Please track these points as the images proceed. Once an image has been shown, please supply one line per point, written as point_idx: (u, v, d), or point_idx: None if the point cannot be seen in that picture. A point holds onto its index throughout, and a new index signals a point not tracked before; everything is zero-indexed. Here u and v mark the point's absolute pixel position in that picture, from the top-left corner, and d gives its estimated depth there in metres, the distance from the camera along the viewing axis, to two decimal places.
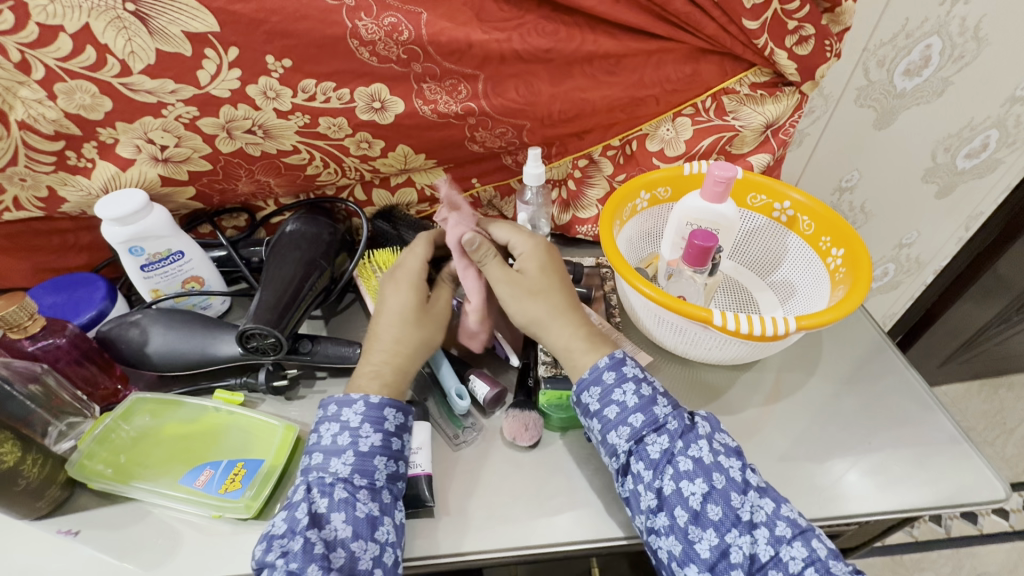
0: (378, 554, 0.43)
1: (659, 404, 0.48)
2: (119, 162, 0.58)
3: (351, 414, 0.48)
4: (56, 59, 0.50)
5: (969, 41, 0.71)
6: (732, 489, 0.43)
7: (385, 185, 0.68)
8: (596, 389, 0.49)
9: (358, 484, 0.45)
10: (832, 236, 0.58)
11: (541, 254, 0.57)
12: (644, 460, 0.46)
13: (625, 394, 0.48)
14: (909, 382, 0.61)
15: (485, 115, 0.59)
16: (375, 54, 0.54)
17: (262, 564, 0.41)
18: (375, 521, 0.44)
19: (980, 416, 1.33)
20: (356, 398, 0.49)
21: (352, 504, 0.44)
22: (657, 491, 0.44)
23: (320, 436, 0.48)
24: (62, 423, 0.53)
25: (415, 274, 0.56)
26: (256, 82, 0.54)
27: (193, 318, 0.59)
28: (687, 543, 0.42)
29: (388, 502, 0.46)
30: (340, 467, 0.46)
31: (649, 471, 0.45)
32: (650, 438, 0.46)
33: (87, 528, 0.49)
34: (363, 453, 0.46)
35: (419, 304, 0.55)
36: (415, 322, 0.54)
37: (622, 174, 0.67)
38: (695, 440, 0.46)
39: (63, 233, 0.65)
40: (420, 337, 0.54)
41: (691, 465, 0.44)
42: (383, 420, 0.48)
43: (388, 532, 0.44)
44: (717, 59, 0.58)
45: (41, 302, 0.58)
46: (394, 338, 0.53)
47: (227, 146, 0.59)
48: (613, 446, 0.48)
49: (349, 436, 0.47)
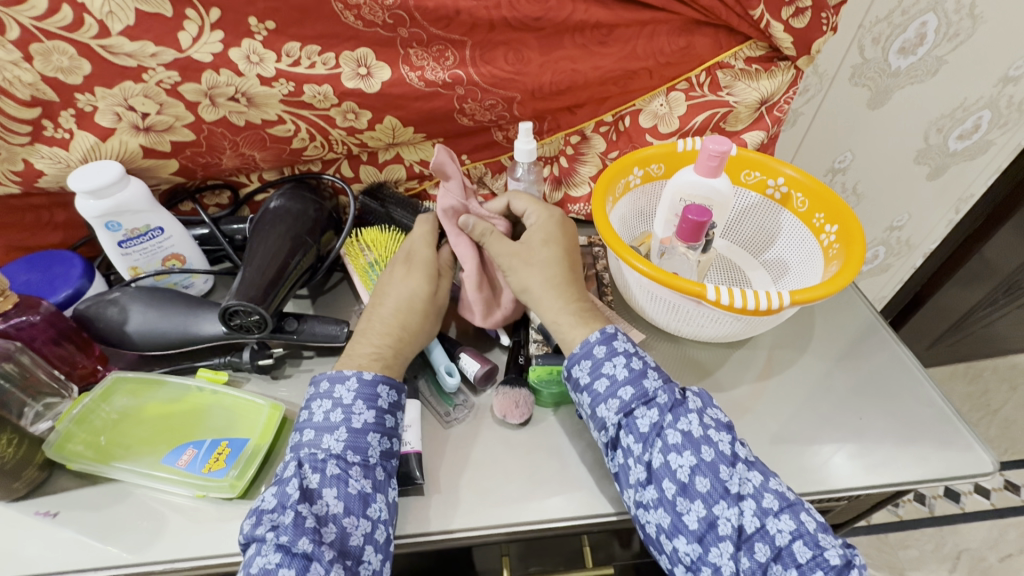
0: (370, 531, 0.42)
1: (648, 377, 0.47)
2: (98, 132, 0.56)
3: (344, 391, 0.47)
4: (32, 18, 0.48)
5: (964, 19, 0.70)
6: (721, 462, 0.43)
7: (373, 162, 0.66)
8: (586, 362, 0.49)
9: (350, 461, 0.44)
10: (825, 212, 0.58)
11: (555, 225, 0.57)
12: (633, 434, 0.45)
13: (615, 367, 0.48)
14: (901, 361, 0.61)
15: (474, 85, 0.58)
16: (360, 18, 0.52)
17: (250, 538, 0.40)
18: (367, 498, 0.43)
19: (964, 399, 1.35)
20: (348, 375, 0.48)
21: (344, 480, 0.43)
22: (646, 464, 0.44)
23: (310, 413, 0.47)
24: (39, 403, 0.51)
25: (428, 263, 0.56)
26: (239, 45, 0.53)
27: (174, 297, 0.58)
28: (676, 515, 0.42)
29: (381, 480, 0.45)
30: (332, 443, 0.45)
31: (639, 444, 0.45)
32: (640, 412, 0.45)
33: (66, 509, 0.48)
34: (355, 430, 0.45)
35: (429, 295, 0.55)
36: (421, 309, 0.54)
37: (615, 151, 0.66)
38: (685, 413, 0.45)
39: (37, 209, 0.62)
40: (415, 325, 0.53)
41: (681, 439, 0.44)
42: (376, 397, 0.47)
43: (380, 510, 0.43)
44: (711, 31, 0.56)
45: (14, 280, 0.56)
46: (399, 321, 0.53)
47: (211, 114, 0.57)
48: (602, 419, 0.47)
49: (342, 412, 0.46)
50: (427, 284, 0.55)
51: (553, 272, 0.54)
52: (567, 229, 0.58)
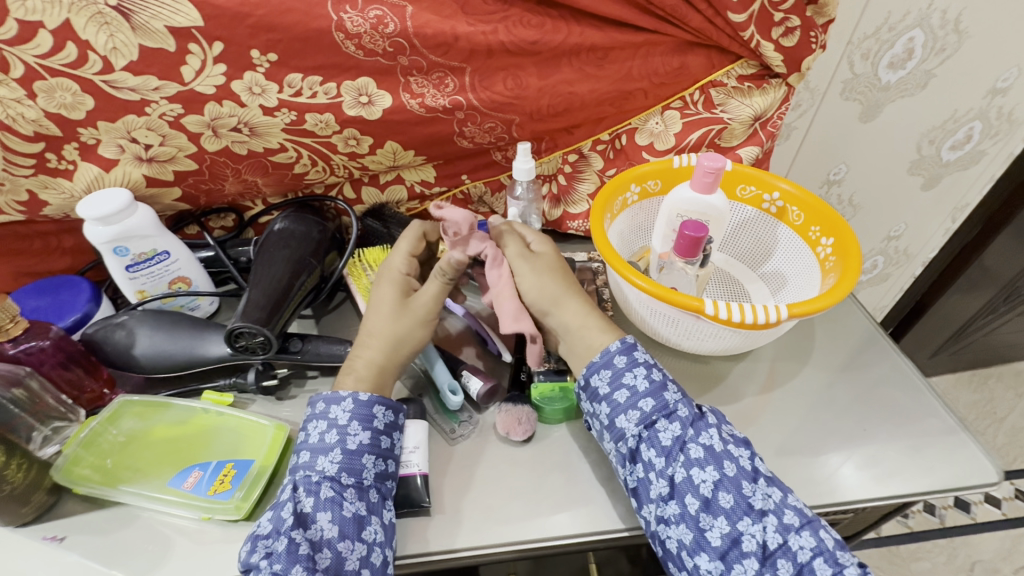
0: (366, 554, 0.42)
1: (669, 390, 0.48)
2: (102, 164, 0.57)
3: (340, 412, 0.48)
4: (36, 57, 0.49)
5: (951, 34, 0.72)
6: (743, 477, 0.43)
7: (374, 184, 0.67)
8: (606, 372, 0.49)
9: (345, 484, 0.45)
10: (821, 225, 0.58)
11: (551, 244, 0.58)
12: (655, 447, 0.45)
13: (635, 378, 0.48)
14: (902, 371, 0.62)
15: (473, 109, 0.59)
16: (361, 48, 0.54)
17: (247, 566, 0.41)
18: (362, 521, 0.43)
19: (970, 407, 1.34)
20: (345, 396, 0.49)
21: (339, 503, 0.43)
22: (669, 478, 0.44)
23: (307, 435, 0.48)
24: (47, 428, 0.52)
25: (399, 270, 0.56)
26: (241, 77, 0.54)
27: (181, 319, 0.58)
28: (698, 531, 0.42)
29: (375, 502, 0.45)
30: (328, 465, 0.45)
31: (661, 457, 0.45)
32: (662, 424, 0.46)
33: (73, 534, 0.48)
34: (351, 452, 0.46)
35: (399, 299, 0.55)
36: (395, 313, 0.54)
37: (612, 169, 0.67)
38: (706, 427, 0.46)
39: (45, 236, 0.63)
40: (397, 331, 0.53)
41: (703, 453, 0.44)
42: (372, 418, 0.48)
43: (376, 532, 0.44)
44: (703, 52, 0.58)
45: (23, 305, 0.57)
46: (387, 330, 0.53)
47: (213, 145, 0.58)
48: (621, 430, 0.47)
49: (337, 434, 0.47)
50: (397, 288, 0.55)
51: (570, 283, 0.55)
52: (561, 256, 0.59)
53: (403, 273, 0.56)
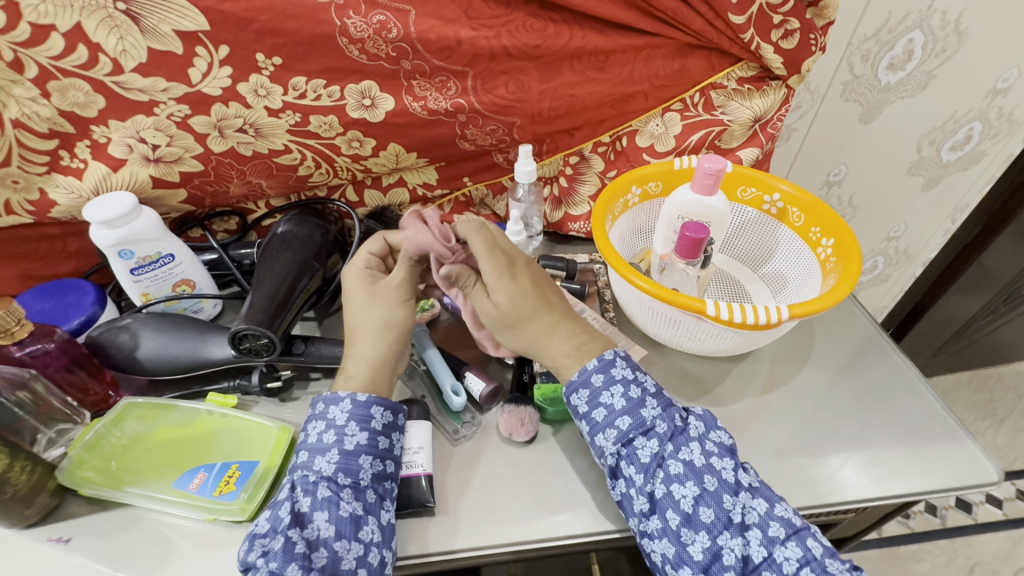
0: (363, 554, 0.42)
1: (647, 405, 0.48)
2: (111, 162, 0.57)
3: (338, 413, 0.48)
4: (49, 58, 0.49)
5: (950, 35, 0.72)
6: (724, 491, 0.43)
7: (377, 186, 0.68)
8: (584, 392, 0.49)
9: (341, 484, 0.45)
10: (821, 226, 0.59)
11: (508, 283, 0.50)
12: (634, 465, 0.46)
13: (612, 396, 0.48)
14: (901, 372, 0.62)
15: (475, 112, 0.60)
16: (364, 52, 0.54)
17: (245, 565, 0.41)
18: (359, 520, 0.44)
19: (971, 408, 1.34)
20: (344, 397, 0.49)
21: (336, 503, 0.44)
22: (649, 494, 0.44)
23: (306, 435, 0.48)
24: (52, 430, 0.52)
25: (360, 267, 0.56)
26: (247, 80, 0.54)
27: (185, 322, 0.59)
28: (680, 545, 0.43)
29: (373, 502, 0.45)
30: (325, 465, 0.46)
31: (640, 475, 0.45)
32: (640, 442, 0.46)
33: (78, 536, 0.48)
34: (348, 453, 0.46)
35: (370, 292, 0.54)
36: (370, 301, 0.53)
37: (613, 170, 0.68)
38: (686, 442, 0.46)
39: (51, 239, 0.64)
40: (381, 318, 0.53)
41: (682, 468, 0.44)
42: (370, 418, 0.48)
43: (373, 532, 0.44)
44: (704, 54, 0.59)
45: (29, 308, 0.57)
46: (368, 318, 0.53)
47: (219, 146, 0.59)
48: (601, 448, 0.48)
49: (335, 434, 0.47)
50: (364, 281, 0.54)
51: (540, 324, 0.51)
52: (523, 278, 0.51)
53: (362, 268, 0.55)
